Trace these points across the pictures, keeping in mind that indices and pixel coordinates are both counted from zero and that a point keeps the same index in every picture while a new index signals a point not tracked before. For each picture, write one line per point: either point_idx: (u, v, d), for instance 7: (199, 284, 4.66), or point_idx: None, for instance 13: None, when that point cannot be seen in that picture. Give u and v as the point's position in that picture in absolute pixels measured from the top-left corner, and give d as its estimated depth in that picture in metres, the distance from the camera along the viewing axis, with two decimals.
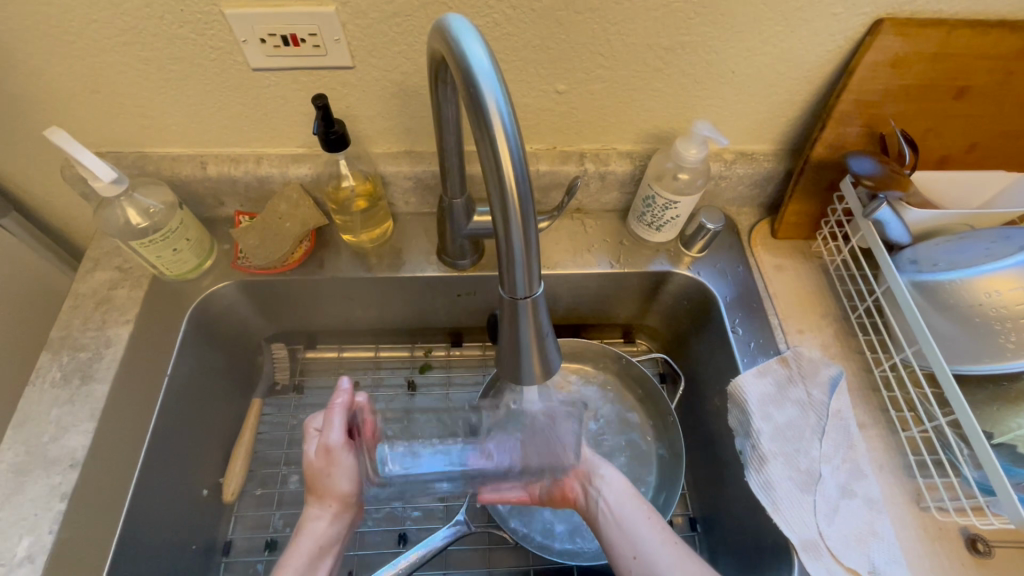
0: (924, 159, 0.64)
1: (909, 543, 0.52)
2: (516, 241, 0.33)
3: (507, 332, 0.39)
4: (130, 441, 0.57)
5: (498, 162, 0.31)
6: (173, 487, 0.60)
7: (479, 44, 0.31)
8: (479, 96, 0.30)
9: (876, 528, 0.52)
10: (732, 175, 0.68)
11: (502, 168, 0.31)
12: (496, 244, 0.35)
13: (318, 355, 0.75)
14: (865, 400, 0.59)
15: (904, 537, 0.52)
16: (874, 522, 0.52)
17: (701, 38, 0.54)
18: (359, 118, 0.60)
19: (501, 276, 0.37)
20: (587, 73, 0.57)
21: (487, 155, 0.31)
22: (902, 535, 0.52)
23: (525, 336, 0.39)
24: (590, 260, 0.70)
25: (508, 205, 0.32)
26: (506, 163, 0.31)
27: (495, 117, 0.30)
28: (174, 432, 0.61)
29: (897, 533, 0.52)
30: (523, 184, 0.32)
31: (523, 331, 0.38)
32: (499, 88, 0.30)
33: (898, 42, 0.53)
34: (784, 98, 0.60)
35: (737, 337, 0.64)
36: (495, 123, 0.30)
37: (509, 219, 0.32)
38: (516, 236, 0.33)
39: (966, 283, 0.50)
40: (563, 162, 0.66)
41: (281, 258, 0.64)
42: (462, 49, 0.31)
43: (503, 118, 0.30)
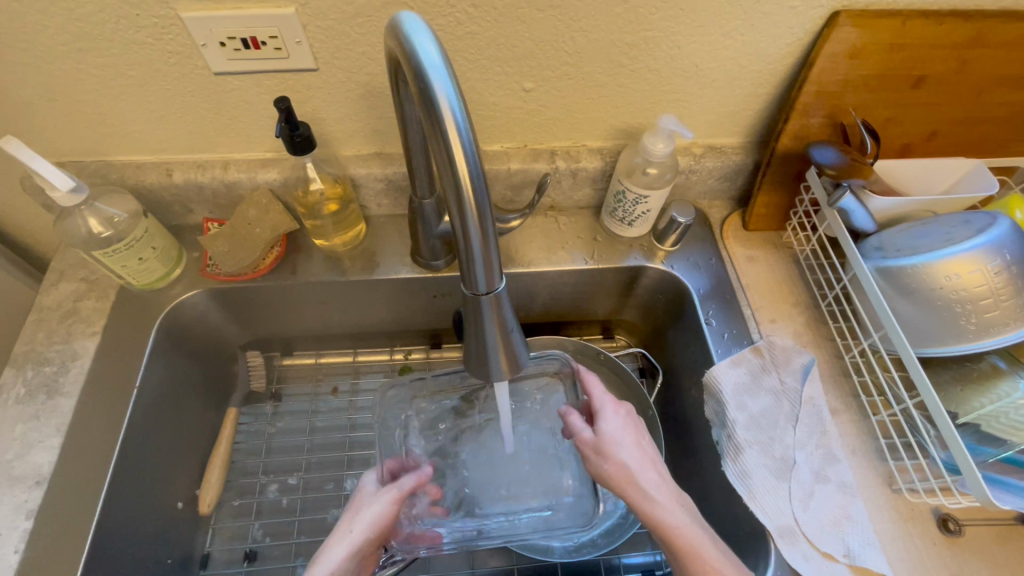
0: (887, 148, 0.65)
1: (881, 523, 0.53)
2: (475, 238, 0.33)
3: (473, 329, 0.39)
4: (99, 456, 0.55)
5: (451, 156, 0.31)
6: (146, 501, 0.59)
7: (430, 40, 0.31)
8: (430, 92, 0.30)
9: (849, 511, 0.53)
10: (702, 168, 0.68)
11: (454, 162, 0.31)
12: (454, 241, 0.34)
13: (295, 360, 0.75)
14: (837, 387, 0.60)
15: (877, 519, 0.53)
16: (849, 506, 0.53)
17: (664, 33, 0.54)
18: (326, 120, 0.60)
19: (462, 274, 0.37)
20: (552, 71, 0.57)
21: (441, 151, 0.31)
22: (875, 517, 0.53)
23: (490, 333, 0.39)
24: (564, 257, 0.70)
25: (463, 200, 0.32)
26: (460, 159, 0.31)
27: (445, 112, 0.30)
28: (145, 445, 0.60)
29: (871, 516, 0.53)
30: (478, 181, 0.32)
31: (487, 327, 0.38)
32: (449, 83, 0.30)
33: (854, 34, 0.54)
34: (747, 91, 0.61)
35: (711, 328, 0.65)
36: (444, 116, 0.30)
37: (465, 216, 0.32)
38: (474, 233, 0.33)
39: (926, 267, 0.51)
40: (533, 160, 0.66)
41: (251, 265, 0.63)
42: (413, 45, 0.31)
43: (454, 114, 0.30)
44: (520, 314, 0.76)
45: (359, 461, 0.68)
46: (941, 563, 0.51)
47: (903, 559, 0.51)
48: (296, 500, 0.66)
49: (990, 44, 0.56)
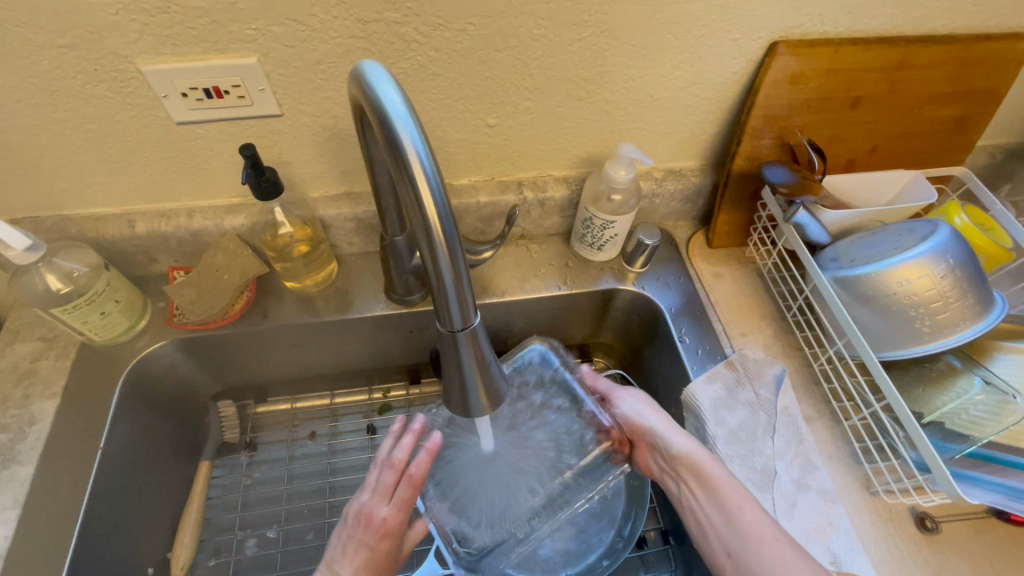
0: (833, 164, 0.69)
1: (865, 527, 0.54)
2: (447, 275, 0.34)
3: (452, 365, 0.39)
4: (61, 525, 0.52)
5: (418, 197, 0.31)
6: (113, 571, 0.56)
7: (394, 89, 0.32)
8: (396, 138, 0.31)
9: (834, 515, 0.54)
10: (664, 192, 0.71)
11: (422, 202, 0.32)
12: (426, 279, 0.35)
13: (271, 407, 0.73)
14: (809, 395, 0.62)
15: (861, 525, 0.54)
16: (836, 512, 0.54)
17: (617, 68, 0.57)
18: (293, 164, 0.60)
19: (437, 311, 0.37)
20: (514, 106, 0.59)
21: (410, 193, 0.32)
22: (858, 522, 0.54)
23: (467, 367, 0.39)
24: (538, 284, 0.71)
25: (433, 239, 0.32)
26: (428, 200, 0.31)
27: (411, 154, 0.31)
28: (111, 509, 0.57)
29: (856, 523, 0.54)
30: (447, 220, 0.32)
31: (464, 362, 0.38)
32: (414, 126, 0.31)
33: (792, 61, 0.58)
34: (700, 118, 0.65)
35: (685, 345, 0.66)
36: (410, 157, 0.31)
37: (436, 254, 0.33)
38: (446, 270, 0.34)
39: (880, 275, 0.53)
40: (501, 192, 0.68)
41: (221, 311, 0.62)
42: (377, 94, 0.32)
43: (420, 157, 0.31)
44: (498, 343, 0.76)
45: (341, 507, 0.66)
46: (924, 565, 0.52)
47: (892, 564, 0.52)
48: (276, 555, 0.63)
49: (915, 66, 0.61)
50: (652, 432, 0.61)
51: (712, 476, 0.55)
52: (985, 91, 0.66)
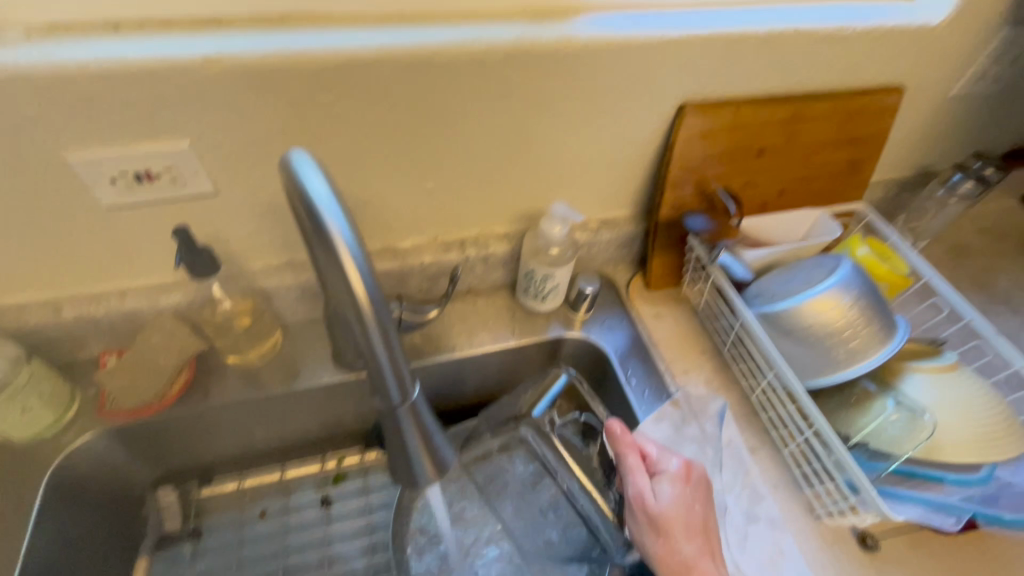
0: (750, 206, 0.75)
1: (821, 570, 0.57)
2: (380, 352, 0.35)
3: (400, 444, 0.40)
4: None
5: (350, 289, 0.33)
6: None
7: (320, 178, 0.34)
8: (323, 227, 0.32)
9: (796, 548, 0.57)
10: (600, 240, 0.75)
11: (356, 297, 0.33)
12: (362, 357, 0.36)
13: (216, 489, 0.69)
14: (750, 425, 0.65)
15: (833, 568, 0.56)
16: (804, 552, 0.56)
17: (544, 133, 0.61)
18: (231, 238, 0.60)
19: (376, 387, 0.38)
20: (450, 172, 0.62)
21: (339, 279, 0.33)
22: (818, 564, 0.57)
23: (413, 446, 0.40)
24: (488, 337, 0.72)
25: (365, 321, 0.34)
26: (358, 284, 0.33)
27: (341, 249, 0.33)
28: None
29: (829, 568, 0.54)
30: (377, 302, 0.34)
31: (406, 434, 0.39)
32: (344, 221, 0.33)
33: (700, 120, 0.64)
34: (625, 172, 0.70)
35: (632, 387, 0.69)
36: (342, 256, 0.33)
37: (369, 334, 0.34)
38: (379, 348, 0.35)
39: (796, 308, 0.58)
40: (445, 251, 0.70)
41: (156, 395, 0.60)
42: (303, 184, 0.33)
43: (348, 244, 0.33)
44: (452, 399, 0.77)
45: None
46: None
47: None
48: None
49: (806, 119, 0.69)
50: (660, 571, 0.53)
51: None
52: (869, 137, 0.74)
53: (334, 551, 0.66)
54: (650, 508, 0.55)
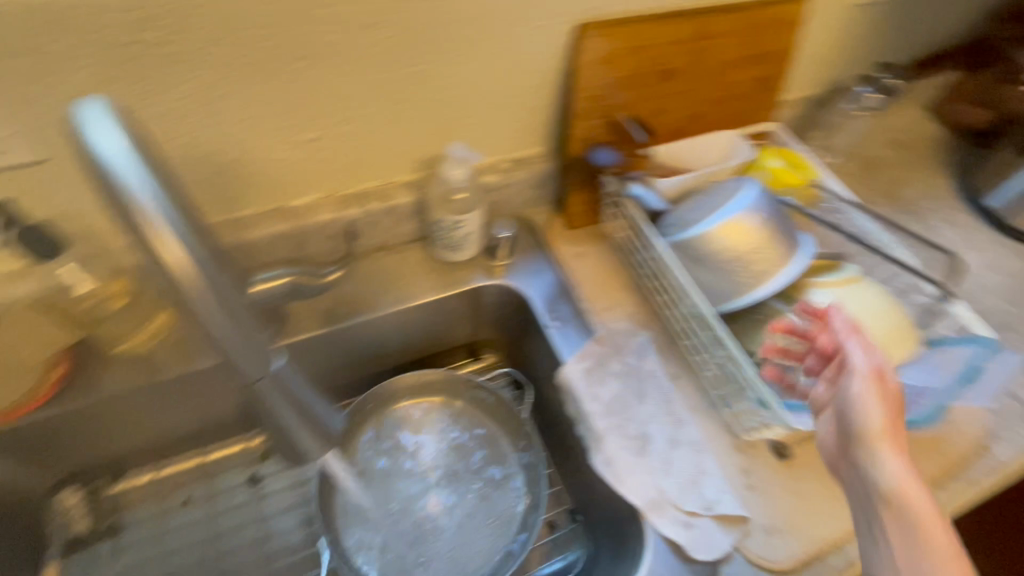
0: (664, 134, 0.72)
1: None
2: (206, 302, 0.36)
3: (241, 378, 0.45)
4: None
5: (161, 261, 0.33)
6: None
7: (120, 135, 0.32)
8: (120, 191, 0.31)
9: (915, 497, 0.43)
10: (514, 181, 0.71)
11: (162, 261, 0.33)
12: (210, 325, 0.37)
13: (132, 482, 0.66)
14: (673, 355, 0.65)
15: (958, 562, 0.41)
16: (920, 520, 0.42)
17: (432, 65, 0.56)
18: (89, 213, 0.53)
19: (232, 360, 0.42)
20: (332, 118, 0.56)
21: (145, 245, 0.33)
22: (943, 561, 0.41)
23: (264, 385, 0.47)
24: (405, 295, 0.69)
25: (183, 287, 0.34)
26: (179, 251, 0.33)
27: (154, 218, 0.32)
28: None
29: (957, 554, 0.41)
30: (193, 265, 0.34)
31: None
32: (149, 185, 0.32)
33: (602, 43, 0.60)
34: (531, 106, 0.65)
35: (555, 330, 0.68)
36: (152, 226, 0.32)
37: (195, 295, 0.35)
38: (204, 301, 0.36)
39: (705, 236, 0.58)
40: (345, 206, 0.65)
41: (27, 394, 0.54)
42: (90, 141, 0.31)
43: (160, 208, 0.32)
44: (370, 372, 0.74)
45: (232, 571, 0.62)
46: (879, 547, 0.43)
47: (901, 546, 0.42)
48: None
49: (715, 35, 0.65)
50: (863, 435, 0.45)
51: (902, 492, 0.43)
52: (783, 51, 0.71)
53: (271, 527, 0.65)
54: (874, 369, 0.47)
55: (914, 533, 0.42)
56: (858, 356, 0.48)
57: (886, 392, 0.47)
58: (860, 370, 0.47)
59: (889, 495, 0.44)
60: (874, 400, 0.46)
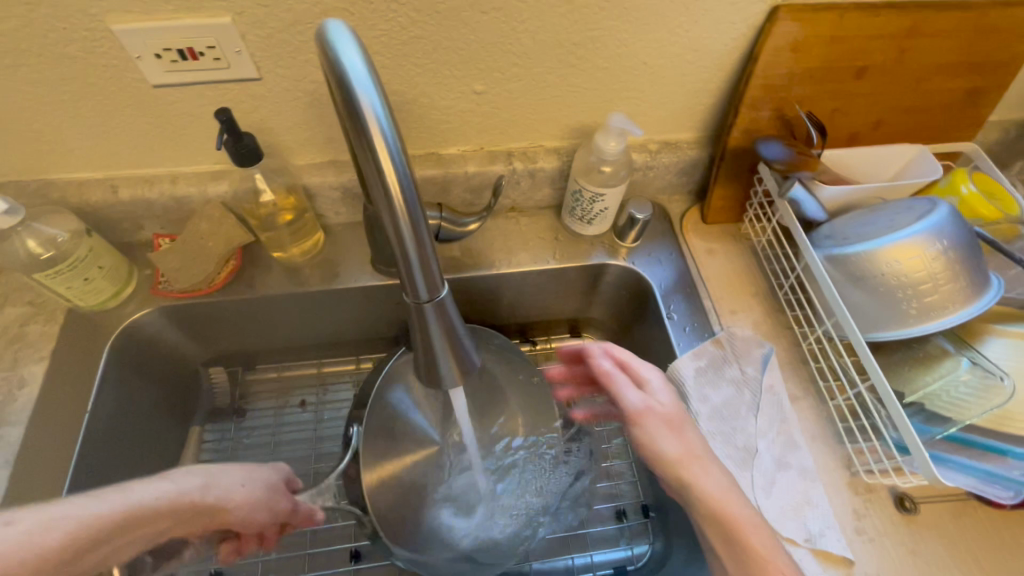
0: (835, 138, 0.66)
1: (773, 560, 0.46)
2: (405, 229, 0.36)
3: (420, 325, 0.44)
4: (57, 468, 0.54)
5: (382, 174, 0.34)
6: None
7: (355, 51, 0.31)
8: (357, 104, 0.32)
9: (734, 500, 0.49)
10: (658, 164, 0.69)
11: (379, 172, 0.34)
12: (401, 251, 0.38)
13: (260, 375, 0.73)
14: (795, 375, 0.61)
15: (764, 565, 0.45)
16: (748, 518, 0.48)
17: (610, 31, 0.55)
18: (276, 130, 0.59)
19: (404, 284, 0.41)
20: (502, 73, 0.57)
21: (370, 160, 0.34)
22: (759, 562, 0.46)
23: (438, 340, 0.45)
24: (527, 258, 0.70)
25: (395, 203, 0.35)
26: (390, 169, 0.34)
27: (376, 131, 0.32)
28: (110, 458, 0.59)
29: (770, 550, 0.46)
30: (407, 185, 0.35)
31: (435, 333, 0.45)
32: (378, 99, 0.32)
33: (794, 27, 0.55)
34: (697, 87, 0.62)
35: (673, 322, 0.65)
36: (375, 134, 0.32)
37: (396, 214, 0.35)
38: (404, 226, 0.36)
39: (870, 254, 0.53)
40: (490, 162, 0.66)
41: (205, 279, 0.62)
42: (337, 55, 0.31)
43: (381, 124, 0.32)
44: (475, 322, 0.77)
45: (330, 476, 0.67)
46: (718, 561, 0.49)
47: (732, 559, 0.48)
48: None
49: (927, 34, 0.58)
50: (686, 451, 0.53)
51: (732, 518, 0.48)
52: (1004, 62, 0.62)
53: None
54: (659, 408, 0.55)
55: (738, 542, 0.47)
56: (654, 380, 0.57)
57: (674, 418, 0.55)
58: (639, 395, 0.57)
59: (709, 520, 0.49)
60: (676, 412, 0.55)
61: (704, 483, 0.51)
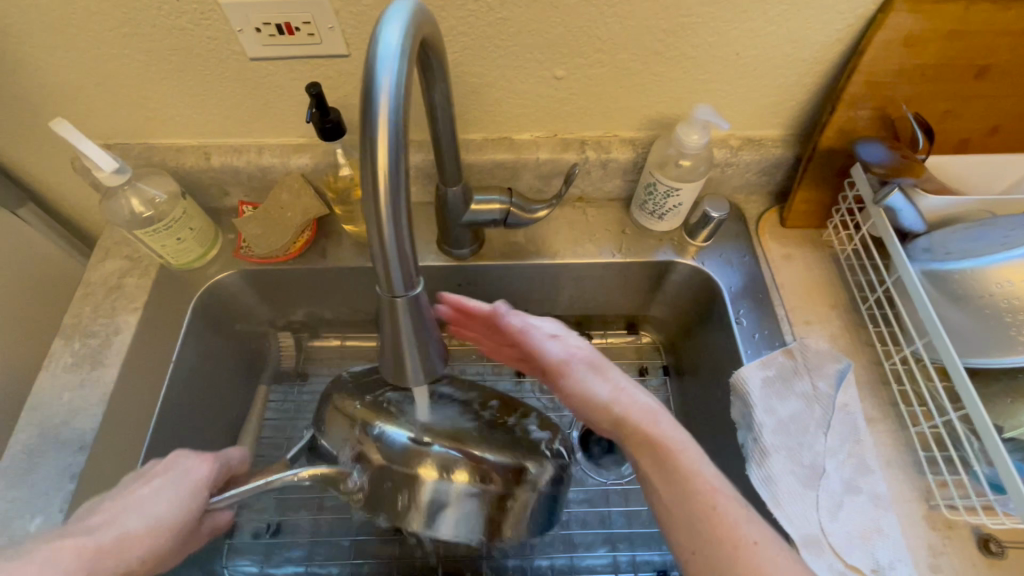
0: (942, 143, 0.61)
1: (698, 486, 0.43)
2: (384, 210, 0.30)
3: (387, 325, 0.36)
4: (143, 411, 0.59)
5: (373, 139, 0.29)
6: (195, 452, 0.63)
7: (399, 27, 0.30)
8: (376, 68, 0.29)
9: (657, 423, 0.46)
10: (739, 162, 0.66)
11: (373, 151, 0.29)
12: (372, 236, 0.32)
13: (322, 344, 0.76)
14: (873, 395, 0.57)
15: (691, 488, 0.43)
16: (676, 443, 0.45)
17: (703, 18, 0.52)
18: (358, 107, 0.60)
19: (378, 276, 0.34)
20: (584, 58, 0.56)
21: (366, 124, 0.29)
22: (685, 491, 0.43)
23: (407, 346, 0.37)
24: (592, 250, 0.69)
25: (378, 171, 0.29)
26: (382, 135, 0.29)
27: (383, 95, 0.28)
28: (187, 408, 0.63)
29: (689, 474, 0.43)
30: (394, 161, 0.29)
31: (404, 337, 0.37)
32: (398, 71, 0.29)
33: (910, 19, 0.51)
34: (791, 81, 0.59)
35: (741, 328, 0.63)
36: (380, 113, 0.28)
37: (378, 192, 0.30)
38: (384, 207, 0.30)
39: (977, 272, 0.48)
40: (563, 150, 0.65)
41: (283, 247, 0.65)
42: (381, 25, 0.30)
43: (392, 91, 0.29)
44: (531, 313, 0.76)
45: None
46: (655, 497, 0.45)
47: (669, 498, 0.44)
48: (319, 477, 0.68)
49: None
50: (609, 396, 0.48)
51: (663, 449, 0.44)
52: None
53: None
54: (573, 350, 0.51)
55: (671, 479, 0.44)
56: (550, 327, 0.53)
57: (593, 360, 0.50)
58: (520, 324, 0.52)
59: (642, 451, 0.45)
60: (600, 362, 0.50)
61: (658, 442, 0.45)
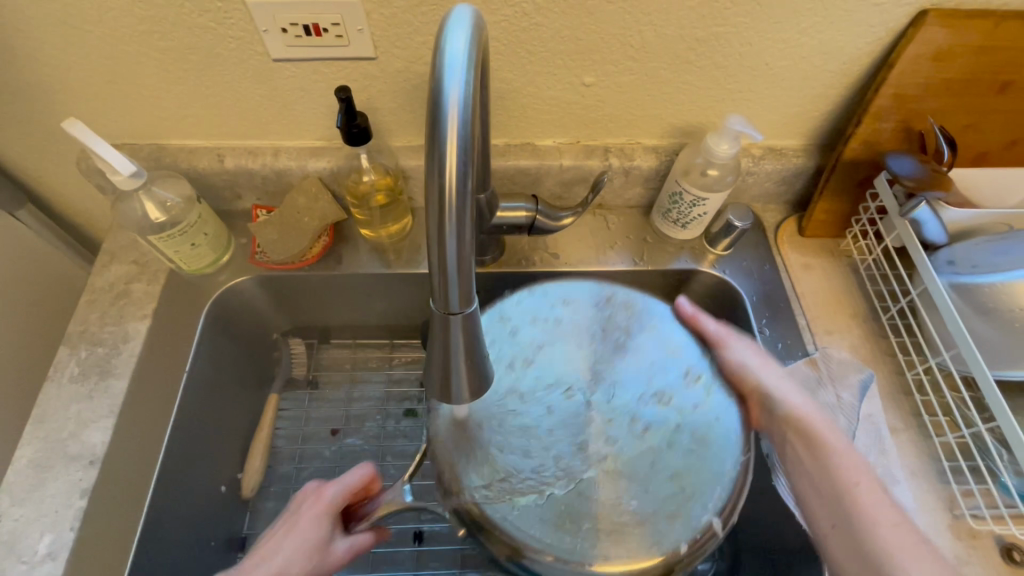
0: (961, 156, 0.61)
1: (862, 475, 0.47)
2: (448, 228, 0.29)
3: (437, 341, 0.34)
4: (157, 422, 0.57)
5: (441, 158, 0.28)
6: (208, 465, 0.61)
7: (463, 37, 0.29)
8: (442, 83, 0.28)
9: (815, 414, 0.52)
10: (761, 171, 0.66)
11: (443, 169, 0.28)
12: (431, 255, 0.30)
13: (333, 351, 0.73)
14: (895, 405, 0.58)
15: (854, 475, 0.47)
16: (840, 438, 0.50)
17: (737, 28, 0.52)
18: (381, 110, 0.59)
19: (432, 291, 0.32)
20: (615, 65, 0.56)
21: (431, 141, 0.28)
22: (847, 479, 0.47)
23: (456, 364, 0.35)
24: (612, 257, 0.69)
25: (444, 190, 0.28)
26: (449, 153, 0.28)
27: (451, 112, 0.27)
28: (198, 420, 0.61)
29: (855, 463, 0.48)
30: (461, 177, 0.28)
31: (452, 351, 0.34)
32: (465, 85, 0.28)
33: (941, 34, 0.51)
34: (816, 92, 0.59)
35: (764, 338, 0.63)
36: (449, 126, 0.27)
37: (444, 210, 0.28)
38: (448, 224, 0.29)
39: (1006, 287, 0.50)
40: (587, 156, 0.64)
41: (298, 254, 0.63)
42: (444, 38, 0.29)
43: (459, 105, 0.27)
44: None
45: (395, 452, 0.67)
46: (799, 475, 0.50)
47: (820, 477, 0.48)
48: None
49: None
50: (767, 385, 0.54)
51: (824, 439, 0.50)
52: None
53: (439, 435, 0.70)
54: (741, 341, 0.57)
55: (829, 465, 0.48)
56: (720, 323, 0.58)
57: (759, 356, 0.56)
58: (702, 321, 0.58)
59: (804, 432, 0.51)
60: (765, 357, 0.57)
61: (816, 430, 0.51)
